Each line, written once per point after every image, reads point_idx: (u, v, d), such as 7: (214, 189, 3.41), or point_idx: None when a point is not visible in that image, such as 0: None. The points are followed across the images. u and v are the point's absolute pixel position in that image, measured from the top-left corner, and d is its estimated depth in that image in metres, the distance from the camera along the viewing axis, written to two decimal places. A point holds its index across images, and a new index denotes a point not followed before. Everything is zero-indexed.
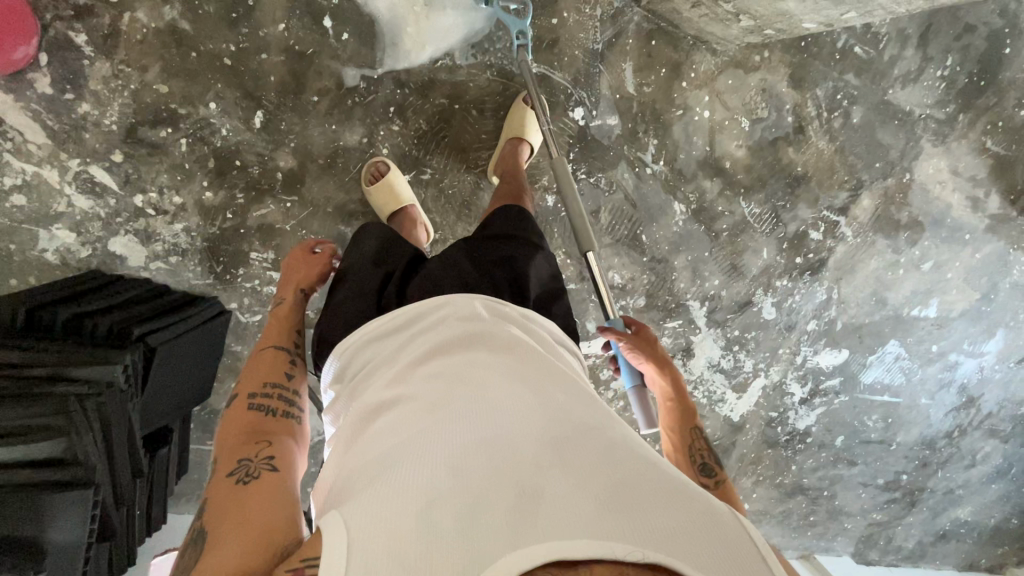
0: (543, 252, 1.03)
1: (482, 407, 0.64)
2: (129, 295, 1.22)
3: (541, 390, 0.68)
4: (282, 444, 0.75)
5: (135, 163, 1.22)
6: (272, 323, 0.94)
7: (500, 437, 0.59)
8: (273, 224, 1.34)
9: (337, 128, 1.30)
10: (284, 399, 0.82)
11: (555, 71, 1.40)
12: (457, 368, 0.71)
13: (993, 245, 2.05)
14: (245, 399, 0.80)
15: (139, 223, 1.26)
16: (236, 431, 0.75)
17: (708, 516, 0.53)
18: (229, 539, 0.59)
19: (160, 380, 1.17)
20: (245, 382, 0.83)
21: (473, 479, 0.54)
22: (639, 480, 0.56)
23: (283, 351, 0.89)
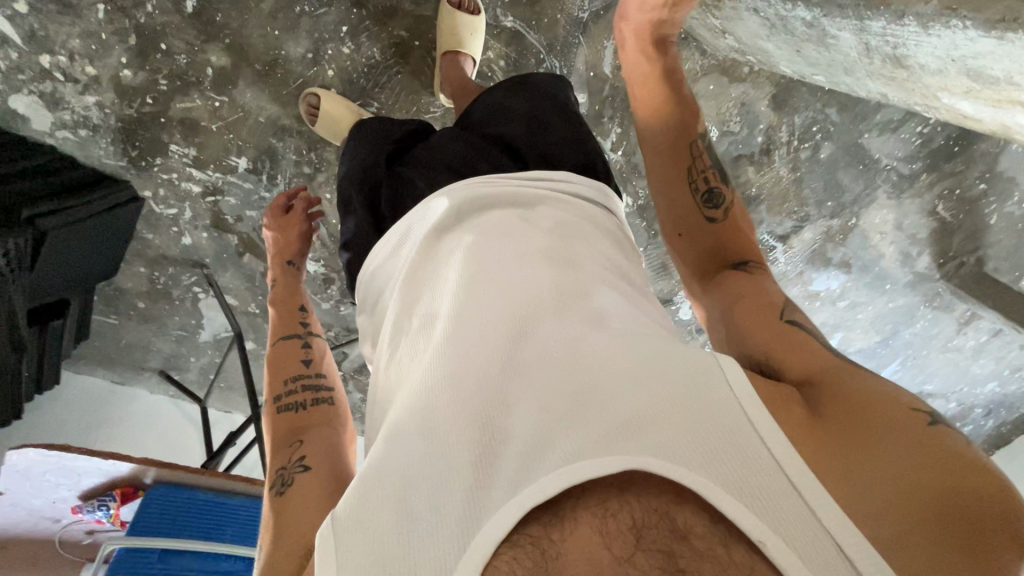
0: (543, 92, 0.88)
1: (438, 336, 0.58)
2: (29, 163, 1.17)
3: (500, 288, 0.60)
4: (317, 433, 0.73)
5: (43, 19, 1.09)
6: (275, 314, 0.93)
7: (460, 364, 0.54)
8: (198, 121, 1.26)
9: (280, 35, 1.20)
10: (309, 386, 0.80)
11: (531, 31, 1.31)
12: (427, 302, 0.64)
13: (909, 298, 2.17)
14: (273, 402, 0.78)
15: (45, 86, 1.16)
16: (273, 437, 0.74)
17: (692, 396, 0.46)
18: (282, 560, 0.58)
19: (55, 260, 1.17)
20: (268, 387, 0.81)
21: (438, 429, 0.49)
22: (609, 373, 0.49)
23: (293, 340, 0.87)
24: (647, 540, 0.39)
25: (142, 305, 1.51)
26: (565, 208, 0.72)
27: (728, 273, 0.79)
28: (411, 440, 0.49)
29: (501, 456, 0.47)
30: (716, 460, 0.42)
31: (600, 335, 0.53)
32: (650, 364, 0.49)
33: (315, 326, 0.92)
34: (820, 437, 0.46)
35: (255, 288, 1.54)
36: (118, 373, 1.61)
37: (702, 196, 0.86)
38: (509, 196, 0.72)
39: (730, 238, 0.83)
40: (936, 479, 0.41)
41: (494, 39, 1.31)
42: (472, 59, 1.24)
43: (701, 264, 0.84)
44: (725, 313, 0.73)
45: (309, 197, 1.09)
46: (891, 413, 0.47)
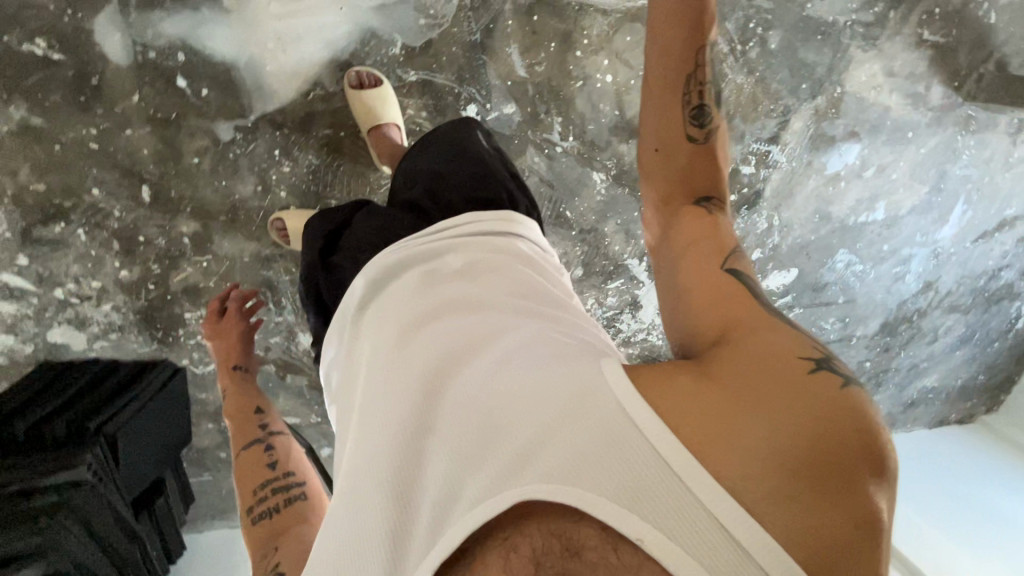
0: (460, 150, 0.93)
1: (362, 406, 0.62)
2: (86, 379, 1.33)
3: (406, 348, 0.63)
4: (291, 533, 0.82)
5: (43, 261, 1.25)
6: (235, 428, 1.04)
7: (379, 424, 0.58)
8: (197, 284, 1.38)
9: (228, 183, 1.29)
10: (279, 491, 0.90)
11: (436, 75, 1.35)
12: (356, 369, 0.69)
13: (941, 135, 1.98)
14: (246, 514, 0.87)
15: (69, 312, 1.32)
16: (252, 547, 0.83)
17: (578, 415, 0.49)
18: None
19: (140, 450, 1.31)
20: (241, 498, 0.90)
21: (363, 492, 0.54)
22: (503, 410, 0.52)
23: (256, 449, 0.98)
24: (545, 565, 0.46)
25: (224, 454, 1.65)
26: (472, 245, 0.76)
27: (689, 209, 0.73)
28: (345, 513, 0.54)
29: (416, 512, 0.51)
30: (599, 475, 0.45)
31: (495, 370, 0.56)
32: (539, 392, 0.52)
33: (274, 429, 1.04)
34: (708, 403, 0.48)
35: (308, 403, 1.63)
36: (231, 519, 1.76)
37: (694, 110, 0.75)
38: (417, 254, 0.75)
39: (700, 170, 0.75)
40: (809, 434, 0.45)
41: (407, 97, 1.36)
42: (395, 124, 1.29)
43: (665, 193, 0.76)
44: (672, 252, 0.69)
45: (236, 295, 1.27)
46: (786, 366, 0.49)
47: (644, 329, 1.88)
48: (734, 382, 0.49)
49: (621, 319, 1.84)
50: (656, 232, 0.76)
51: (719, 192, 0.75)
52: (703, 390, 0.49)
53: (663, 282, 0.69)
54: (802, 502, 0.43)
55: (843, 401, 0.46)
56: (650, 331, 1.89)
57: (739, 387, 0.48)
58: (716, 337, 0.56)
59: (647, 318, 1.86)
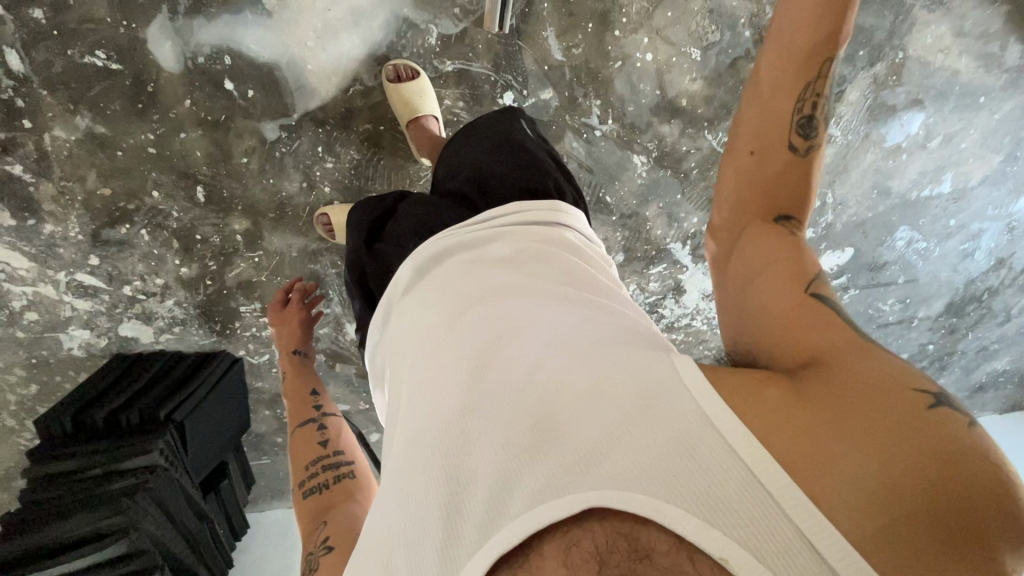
0: (494, 137, 0.95)
1: (411, 397, 0.63)
2: (154, 369, 1.41)
3: (463, 338, 0.63)
4: (341, 509, 0.86)
5: (112, 261, 1.33)
6: (290, 407, 1.10)
7: (431, 415, 0.58)
8: (250, 279, 1.44)
9: (275, 181, 1.34)
10: (330, 468, 0.94)
11: (473, 63, 1.34)
12: (401, 361, 0.70)
13: (1017, 99, 1.82)
14: (299, 488, 0.92)
15: (136, 308, 1.41)
16: (303, 520, 0.86)
17: (644, 417, 0.49)
18: None
19: (205, 436, 1.39)
20: (294, 473, 0.95)
21: (416, 482, 0.54)
22: (567, 409, 0.52)
23: (310, 427, 1.03)
24: (610, 565, 0.45)
25: (280, 439, 1.74)
26: (521, 241, 0.76)
27: (767, 222, 0.70)
28: (397, 497, 0.54)
29: (471, 501, 0.51)
30: (674, 485, 0.45)
31: (558, 367, 0.56)
32: (605, 394, 0.52)
33: (327, 409, 1.09)
34: (802, 425, 0.48)
35: (357, 391, 1.68)
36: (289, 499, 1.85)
37: (801, 118, 0.71)
38: (468, 248, 0.76)
39: (786, 179, 0.71)
40: (919, 464, 0.43)
41: (444, 87, 1.35)
42: (433, 115, 1.29)
43: (745, 201, 0.72)
44: (748, 266, 0.67)
45: (298, 286, 1.32)
46: (888, 392, 0.48)
47: (687, 314, 1.83)
48: (829, 406, 0.49)
49: (664, 304, 1.80)
50: (724, 237, 0.74)
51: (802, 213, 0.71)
52: (795, 408, 0.49)
53: (737, 289, 0.67)
54: (913, 535, 0.42)
55: (955, 434, 0.44)
56: (694, 316, 1.85)
57: (839, 410, 0.48)
58: (804, 360, 0.56)
59: (691, 302, 1.82)
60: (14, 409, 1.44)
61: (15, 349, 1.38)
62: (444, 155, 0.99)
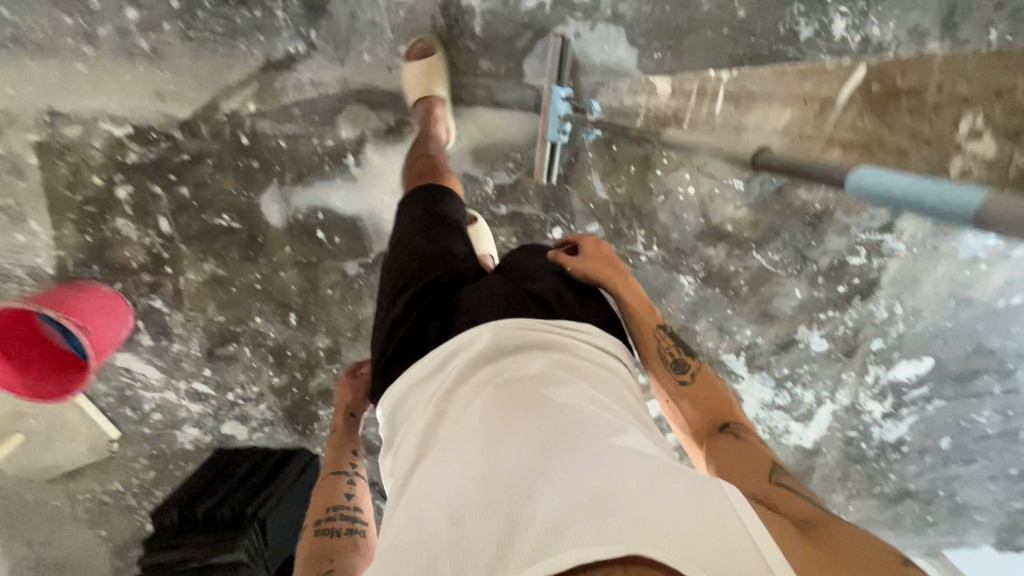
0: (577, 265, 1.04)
1: (472, 443, 0.67)
2: (247, 466, 1.61)
3: (531, 409, 0.70)
4: (342, 556, 0.95)
5: (221, 373, 1.59)
6: (330, 455, 1.23)
7: (495, 462, 0.63)
8: (329, 387, 1.64)
9: (353, 307, 1.54)
10: (346, 519, 1.05)
11: (524, 206, 1.49)
12: (462, 411, 0.74)
13: None
14: (315, 526, 1.02)
15: (236, 411, 1.65)
16: (309, 553, 0.96)
17: (694, 507, 0.56)
18: None
19: (285, 530, 1.53)
20: (313, 513, 1.07)
21: (473, 514, 0.57)
22: (624, 480, 0.58)
23: (341, 476, 1.16)
24: None
25: None
26: (581, 345, 0.85)
27: (715, 435, 0.91)
28: (445, 523, 0.57)
29: (522, 533, 0.54)
30: (712, 562, 0.51)
31: (616, 450, 0.63)
32: (659, 479, 0.59)
33: (359, 468, 1.21)
34: (819, 559, 0.58)
35: None
36: None
37: (675, 362, 1.00)
38: (533, 334, 0.84)
39: (704, 406, 0.96)
40: None
41: (499, 226, 1.50)
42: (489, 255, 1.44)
43: (695, 433, 0.95)
44: (722, 461, 0.86)
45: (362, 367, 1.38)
46: (874, 554, 0.60)
47: None
48: (829, 551, 0.60)
49: None
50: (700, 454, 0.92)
51: (735, 419, 0.93)
52: (805, 545, 0.61)
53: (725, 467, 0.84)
54: None
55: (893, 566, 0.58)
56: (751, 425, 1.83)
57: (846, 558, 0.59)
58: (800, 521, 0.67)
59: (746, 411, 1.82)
60: (135, 491, 1.70)
61: (142, 441, 1.65)
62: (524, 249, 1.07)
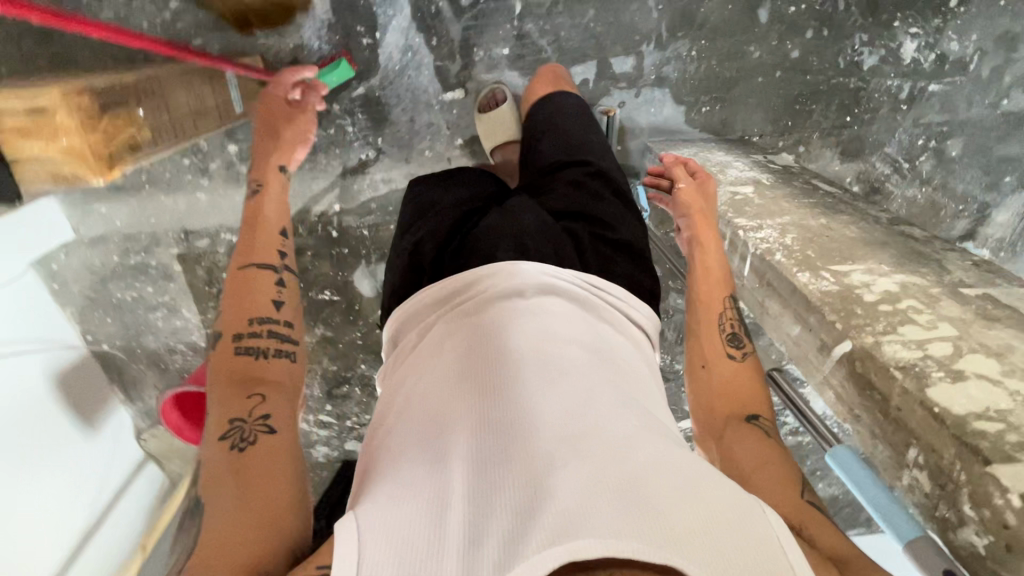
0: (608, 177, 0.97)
1: (496, 399, 0.59)
2: None
3: (561, 363, 0.64)
4: (274, 395, 0.70)
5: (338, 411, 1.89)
6: (246, 227, 0.89)
7: (521, 425, 0.56)
8: None
9: None
10: (275, 337, 0.76)
11: None
12: (480, 348, 0.65)
13: None
14: (232, 341, 0.74)
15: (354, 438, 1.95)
16: (228, 375, 0.71)
17: (731, 524, 0.49)
18: (223, 500, 0.57)
19: None
20: (228, 318, 0.77)
21: (494, 482, 0.51)
22: (660, 482, 0.51)
23: (268, 269, 0.83)
24: None
25: None
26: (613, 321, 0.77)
27: (739, 421, 0.74)
28: (467, 472, 0.52)
29: (542, 507, 0.47)
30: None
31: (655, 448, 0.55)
32: (698, 485, 0.52)
33: (291, 262, 0.88)
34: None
35: None
36: None
37: (728, 335, 0.84)
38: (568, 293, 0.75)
39: (730, 388, 0.79)
40: None
41: None
42: None
43: (709, 417, 0.77)
44: (735, 466, 0.69)
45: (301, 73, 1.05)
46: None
47: None
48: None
49: None
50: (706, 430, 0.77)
51: (761, 411, 0.76)
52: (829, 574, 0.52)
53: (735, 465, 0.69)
54: None
55: None
56: None
57: None
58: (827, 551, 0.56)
59: None
60: None
61: None
62: (547, 149, 1.03)
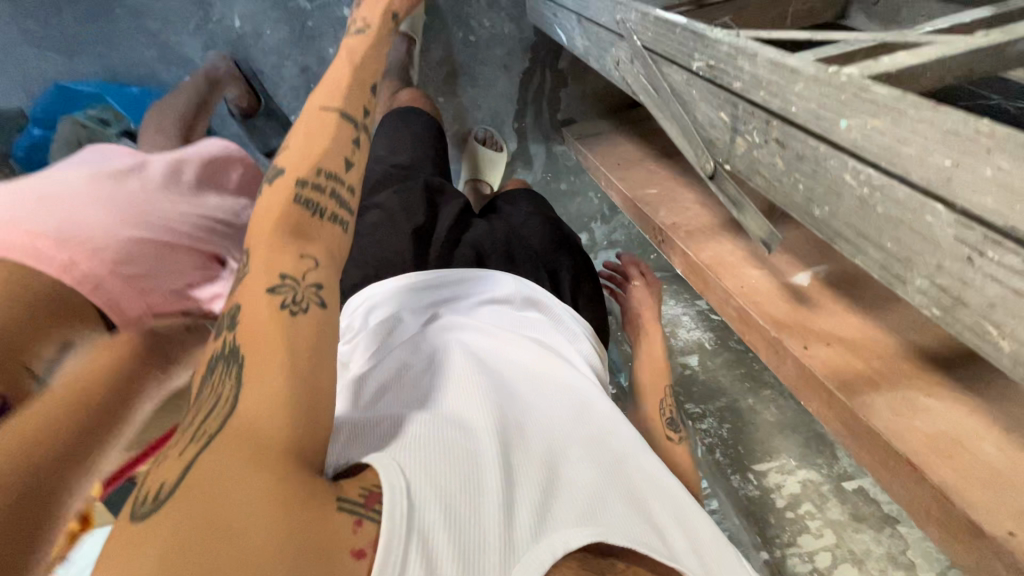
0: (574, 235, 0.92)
1: (532, 404, 0.57)
2: None
3: (561, 376, 0.62)
4: (328, 261, 0.51)
5: None
6: (339, 90, 0.61)
7: (558, 428, 0.54)
8: None
9: None
10: (338, 196, 0.55)
11: None
12: (512, 352, 0.62)
13: None
14: (290, 181, 0.53)
15: None
16: (271, 224, 0.51)
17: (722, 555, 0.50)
18: (260, 427, 0.39)
19: None
20: (295, 158, 0.55)
21: (534, 459, 0.49)
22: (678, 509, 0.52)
23: (349, 122, 0.59)
24: None
25: None
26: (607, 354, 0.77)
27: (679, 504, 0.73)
28: (505, 444, 0.48)
29: (575, 497, 0.46)
30: None
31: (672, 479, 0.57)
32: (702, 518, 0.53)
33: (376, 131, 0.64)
34: None
35: None
36: None
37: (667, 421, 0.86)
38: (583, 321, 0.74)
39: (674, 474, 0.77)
40: None
41: None
42: None
43: None
44: None
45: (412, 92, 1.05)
46: None
47: None
48: None
49: None
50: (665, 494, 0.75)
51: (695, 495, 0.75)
52: None
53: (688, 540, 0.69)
54: None
55: None
56: None
57: None
58: None
59: None
60: None
61: None
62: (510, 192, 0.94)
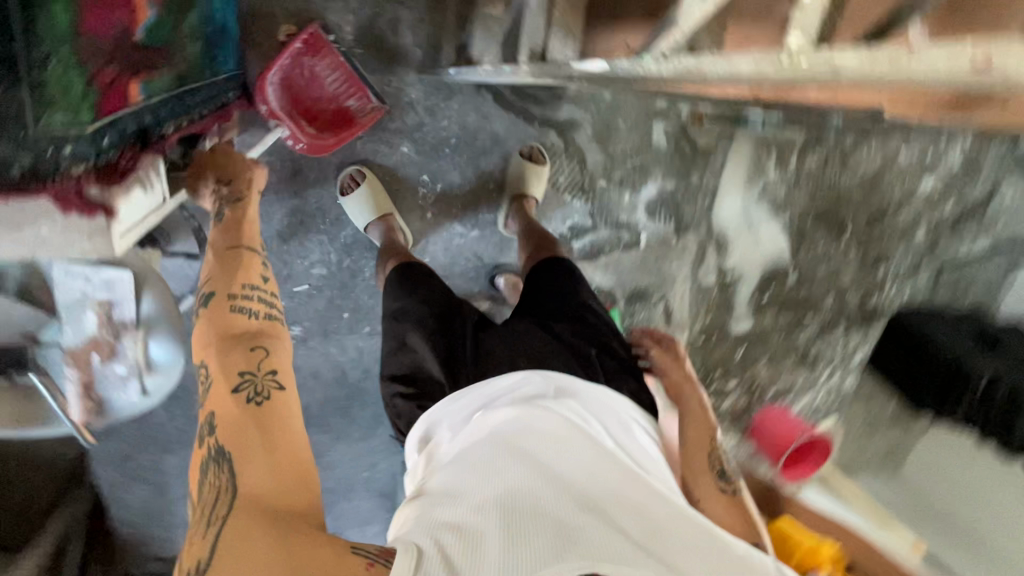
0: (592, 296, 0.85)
1: (600, 462, 0.57)
2: None
3: (613, 454, 0.60)
4: (286, 422, 0.55)
5: None
6: (217, 258, 0.69)
7: (626, 489, 0.55)
8: None
9: None
10: (268, 381, 0.57)
11: None
12: (577, 417, 0.63)
13: None
14: (218, 360, 0.58)
15: None
16: (227, 420, 0.53)
17: None
18: (254, 536, 0.45)
19: None
20: (205, 338, 0.61)
21: (587, 509, 0.50)
22: None
23: (240, 256, 0.70)
24: None
25: None
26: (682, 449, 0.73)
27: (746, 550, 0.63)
28: (561, 488, 0.52)
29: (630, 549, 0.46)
30: None
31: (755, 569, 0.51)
32: None
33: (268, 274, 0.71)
34: None
35: None
36: None
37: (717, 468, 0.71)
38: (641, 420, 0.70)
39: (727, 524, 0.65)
40: None
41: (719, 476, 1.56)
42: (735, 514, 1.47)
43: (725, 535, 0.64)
44: None
45: (376, 107, 0.98)
46: None
47: None
48: None
49: None
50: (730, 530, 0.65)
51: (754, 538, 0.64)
52: None
53: None
54: None
55: None
56: None
57: None
58: None
59: None
60: None
61: None
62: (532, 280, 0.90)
